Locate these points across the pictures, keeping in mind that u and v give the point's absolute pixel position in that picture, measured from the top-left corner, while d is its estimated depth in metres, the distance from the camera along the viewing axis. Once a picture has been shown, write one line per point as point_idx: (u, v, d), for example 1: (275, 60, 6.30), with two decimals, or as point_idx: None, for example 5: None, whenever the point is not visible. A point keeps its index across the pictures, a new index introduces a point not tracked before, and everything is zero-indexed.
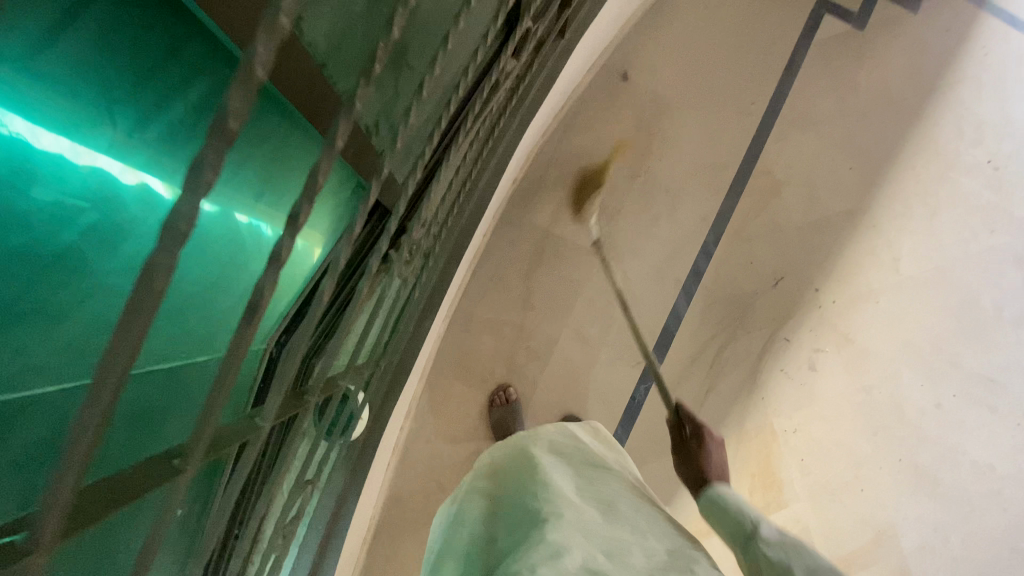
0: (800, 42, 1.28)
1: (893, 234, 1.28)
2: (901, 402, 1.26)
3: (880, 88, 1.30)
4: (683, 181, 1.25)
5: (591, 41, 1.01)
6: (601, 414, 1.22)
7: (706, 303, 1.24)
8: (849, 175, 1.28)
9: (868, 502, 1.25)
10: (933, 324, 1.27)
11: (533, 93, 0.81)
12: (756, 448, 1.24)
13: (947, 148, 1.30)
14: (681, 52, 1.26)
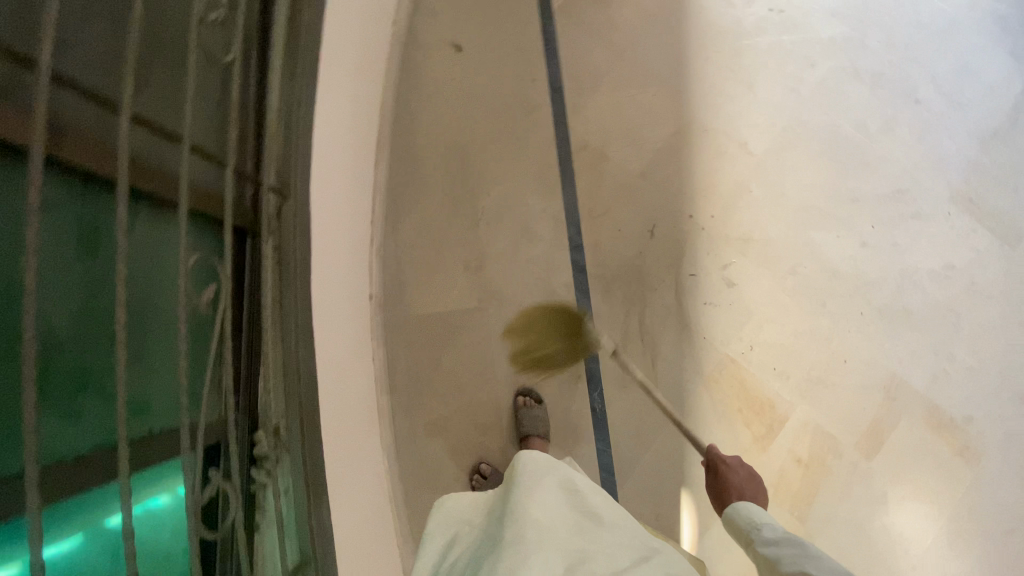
0: (543, 18, 1.30)
1: (728, 124, 1.27)
2: (832, 260, 1.24)
3: (636, 10, 1.31)
4: (518, 198, 1.26)
5: (348, 154, 1.03)
6: (575, 442, 1.22)
7: (606, 289, 1.24)
8: (657, 100, 1.28)
9: (859, 367, 1.22)
10: (815, 176, 1.26)
11: (298, 247, 0.81)
12: (730, 385, 1.22)
13: (728, 20, 1.30)
14: (446, 91, 1.28)
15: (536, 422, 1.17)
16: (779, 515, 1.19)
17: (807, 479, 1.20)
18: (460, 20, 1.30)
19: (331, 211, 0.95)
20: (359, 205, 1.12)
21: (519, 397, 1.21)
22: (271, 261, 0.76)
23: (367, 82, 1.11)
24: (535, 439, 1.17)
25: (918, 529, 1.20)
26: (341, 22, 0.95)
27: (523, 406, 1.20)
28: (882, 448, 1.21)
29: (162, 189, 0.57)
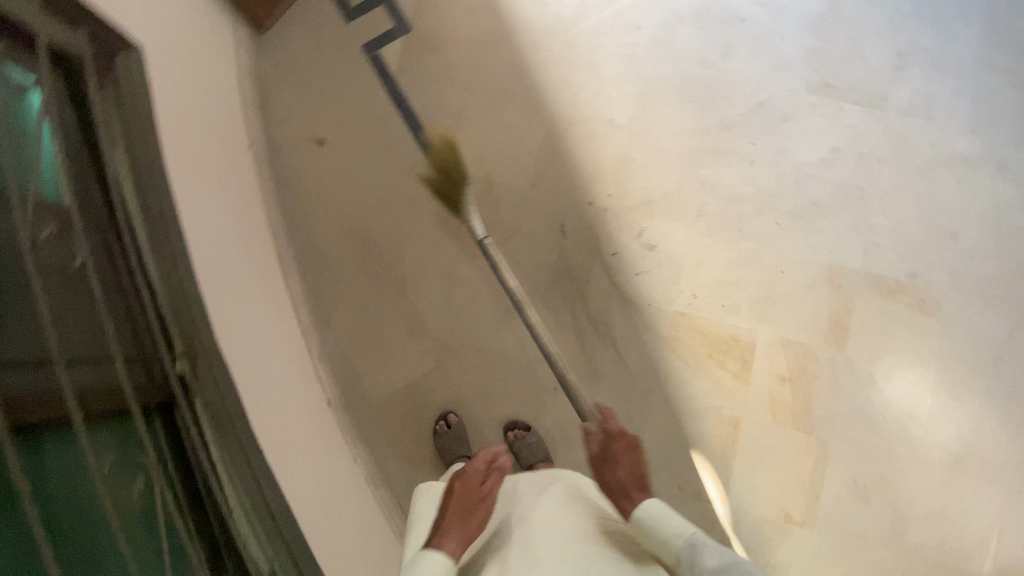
0: (386, 82, 1.35)
1: (588, 108, 1.33)
2: (731, 187, 1.29)
3: (466, 42, 1.36)
4: (430, 252, 1.29)
5: (245, 284, 1.05)
6: (576, 451, 1.22)
7: (543, 299, 1.27)
8: (517, 113, 1.33)
9: (796, 272, 1.26)
10: (684, 120, 1.32)
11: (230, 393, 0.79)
12: (691, 336, 1.25)
13: (549, 18, 1.37)
14: (325, 183, 1.31)
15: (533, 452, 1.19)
16: (787, 435, 1.21)
17: (796, 391, 1.23)
18: (312, 115, 1.34)
19: (247, 345, 0.96)
20: (279, 324, 1.13)
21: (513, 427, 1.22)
22: (206, 417, 0.76)
23: (240, 210, 1.14)
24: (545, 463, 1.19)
25: (914, 392, 1.23)
26: (187, 171, 0.97)
27: (516, 439, 1.21)
28: (849, 334, 1.25)
29: (42, 415, 0.57)
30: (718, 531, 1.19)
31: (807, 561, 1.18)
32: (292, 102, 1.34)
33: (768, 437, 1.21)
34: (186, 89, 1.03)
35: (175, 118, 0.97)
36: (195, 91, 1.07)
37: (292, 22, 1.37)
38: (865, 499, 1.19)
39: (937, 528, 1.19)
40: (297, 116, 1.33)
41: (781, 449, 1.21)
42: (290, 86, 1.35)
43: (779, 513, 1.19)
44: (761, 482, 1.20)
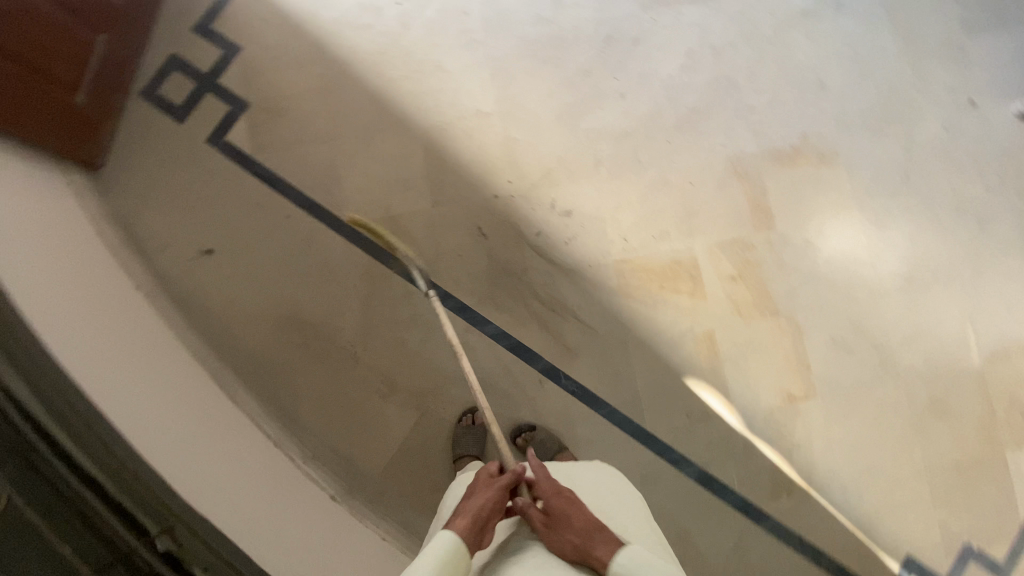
0: (247, 165, 1.28)
1: (452, 108, 1.31)
2: (613, 126, 1.31)
3: (308, 94, 1.31)
4: (365, 308, 1.25)
5: (188, 431, 1.01)
6: (584, 427, 1.23)
7: (492, 304, 1.26)
8: (388, 141, 1.30)
9: (704, 178, 1.30)
10: (545, 82, 1.32)
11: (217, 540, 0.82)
12: (639, 277, 1.27)
13: (377, 37, 1.33)
14: (231, 289, 1.24)
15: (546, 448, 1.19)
16: (759, 325, 1.26)
17: (750, 283, 1.27)
18: (189, 228, 1.26)
19: (215, 491, 0.92)
20: (243, 451, 1.09)
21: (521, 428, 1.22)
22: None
23: (154, 360, 1.08)
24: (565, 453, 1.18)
25: (850, 237, 1.29)
26: (82, 356, 0.91)
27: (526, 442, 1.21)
28: (773, 211, 1.29)
29: None
30: (738, 438, 1.23)
31: (822, 426, 1.24)
32: (163, 224, 1.26)
33: (744, 334, 1.26)
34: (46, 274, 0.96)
35: (44, 310, 0.90)
36: (57, 271, 1.00)
37: (126, 146, 1.29)
38: (848, 349, 1.26)
39: (917, 345, 1.27)
40: (176, 235, 1.26)
41: (760, 340, 1.26)
42: (154, 209, 1.27)
43: (782, 396, 1.24)
44: (756, 377, 1.24)
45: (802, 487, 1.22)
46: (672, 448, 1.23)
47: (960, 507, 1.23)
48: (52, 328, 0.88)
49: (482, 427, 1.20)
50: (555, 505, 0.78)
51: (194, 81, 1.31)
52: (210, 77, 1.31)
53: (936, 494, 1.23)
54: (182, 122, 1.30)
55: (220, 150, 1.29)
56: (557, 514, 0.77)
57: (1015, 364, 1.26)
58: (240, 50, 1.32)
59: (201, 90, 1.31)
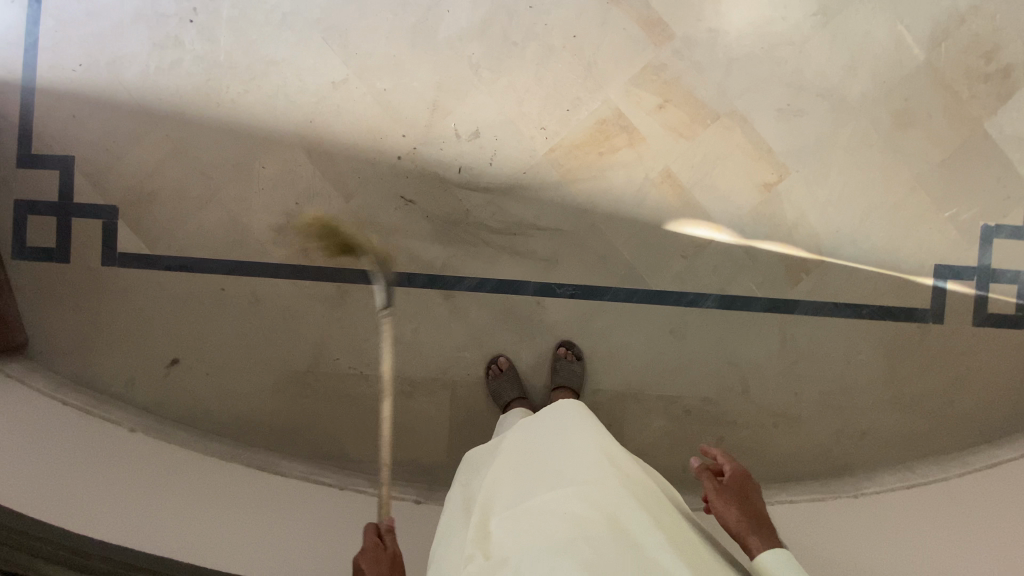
0: (155, 264, 1.21)
1: (308, 97, 1.20)
2: (470, 23, 1.19)
3: (165, 164, 1.20)
4: (344, 329, 1.21)
5: (246, 512, 1.05)
6: (599, 319, 1.23)
7: (456, 259, 1.21)
8: (269, 164, 1.20)
9: (584, 24, 1.19)
10: (380, 17, 1.19)
11: None
12: (574, 155, 1.21)
13: (192, 69, 1.19)
14: (216, 379, 1.21)
15: (573, 377, 1.19)
16: (707, 138, 1.21)
17: (679, 102, 1.20)
18: (144, 349, 1.21)
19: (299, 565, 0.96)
20: (313, 507, 1.10)
21: (560, 351, 1.21)
22: None
23: (182, 474, 1.09)
24: (562, 393, 1.17)
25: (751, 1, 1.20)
26: (131, 520, 0.97)
27: (564, 359, 1.21)
28: (666, 19, 1.20)
29: None
30: (739, 250, 1.22)
31: (809, 195, 1.22)
32: (119, 359, 1.21)
33: (698, 153, 1.21)
34: (63, 453, 1.03)
35: (71, 507, 0.95)
36: (72, 441, 1.06)
37: (35, 311, 1.21)
38: (798, 113, 1.21)
39: (860, 72, 1.21)
40: (137, 362, 1.21)
41: (714, 150, 1.21)
42: (102, 351, 1.21)
43: (760, 189, 1.21)
44: (728, 186, 1.21)
45: (817, 260, 1.22)
46: (685, 292, 1.22)
47: (964, 197, 1.23)
48: (89, 518, 0.94)
49: (512, 370, 1.21)
50: (735, 484, 0.82)
51: (52, 214, 1.20)
52: (63, 203, 1.20)
53: (937, 197, 1.23)
54: (71, 261, 1.21)
55: (122, 265, 1.21)
56: (733, 490, 0.81)
57: (960, 37, 1.21)
58: (73, 159, 1.20)
59: (64, 219, 1.20)
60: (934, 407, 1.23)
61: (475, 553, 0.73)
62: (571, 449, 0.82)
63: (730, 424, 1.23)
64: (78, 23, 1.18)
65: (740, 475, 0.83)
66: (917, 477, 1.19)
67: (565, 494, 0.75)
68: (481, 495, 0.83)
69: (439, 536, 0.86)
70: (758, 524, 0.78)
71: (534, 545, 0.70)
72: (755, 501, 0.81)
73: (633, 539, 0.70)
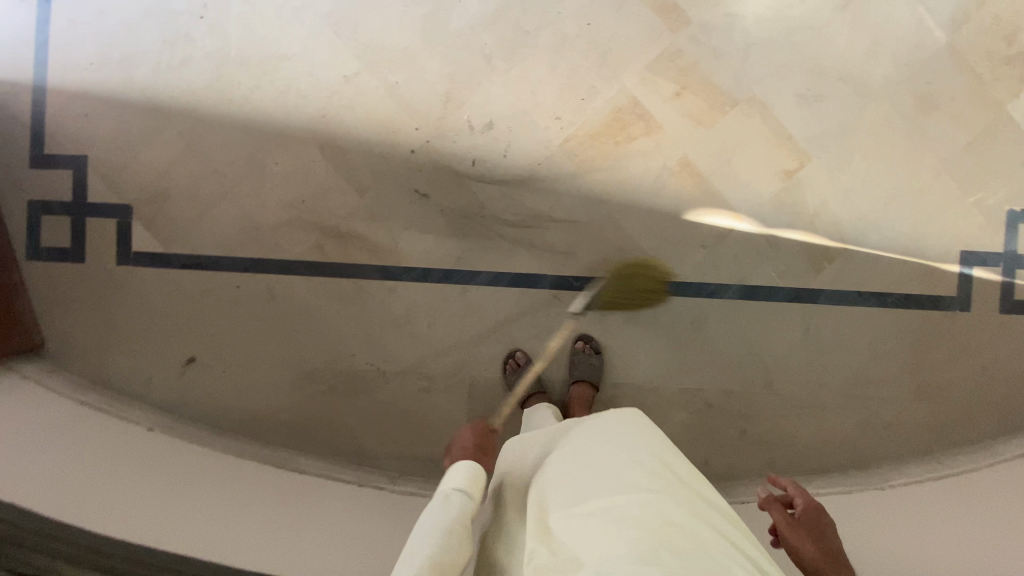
0: (170, 262, 1.20)
1: (320, 91, 1.18)
2: (482, 13, 1.17)
3: (178, 161, 1.19)
4: (360, 325, 1.20)
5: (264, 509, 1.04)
6: (617, 311, 1.21)
7: (472, 253, 1.20)
8: (282, 159, 1.19)
9: (598, 12, 1.17)
10: (390, 8, 1.17)
11: None
12: (590, 145, 1.19)
13: (203, 65, 1.18)
14: (234, 378, 1.20)
15: (590, 371, 1.18)
16: (725, 125, 1.18)
17: (696, 89, 1.18)
18: (161, 347, 1.21)
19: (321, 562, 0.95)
20: (332, 504, 1.08)
21: (578, 344, 1.20)
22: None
23: (200, 472, 1.08)
24: (580, 387, 1.17)
25: None
26: (147, 515, 0.97)
27: (582, 353, 1.19)
28: (682, 5, 1.17)
29: None
30: (760, 239, 1.19)
31: (831, 182, 1.19)
32: (136, 358, 1.21)
33: (716, 141, 1.18)
34: (80, 452, 1.03)
35: (86, 501, 0.95)
36: (89, 438, 1.07)
37: (51, 311, 1.21)
38: (819, 98, 1.19)
39: (882, 55, 1.18)
40: (153, 361, 1.21)
41: (733, 137, 1.18)
42: (119, 351, 1.21)
43: (780, 177, 1.19)
44: (748, 174, 1.19)
45: (840, 248, 1.19)
46: (705, 283, 1.20)
47: (991, 181, 1.20)
48: (104, 512, 0.94)
49: (530, 364, 1.19)
50: (810, 520, 0.80)
51: (66, 215, 1.20)
52: (76, 203, 1.19)
53: (963, 182, 1.20)
54: (86, 260, 1.20)
55: (137, 264, 1.20)
56: (807, 525, 0.79)
57: (985, 16, 1.18)
58: (86, 158, 1.19)
59: (79, 218, 1.20)
60: (963, 396, 1.21)
61: (538, 548, 0.71)
62: (628, 454, 0.80)
63: (754, 416, 1.21)
64: (89, 21, 1.18)
65: (816, 510, 0.82)
66: (946, 467, 1.16)
67: (626, 496, 0.72)
68: (536, 493, 0.80)
69: (490, 531, 0.84)
70: (835, 563, 0.75)
71: (599, 544, 0.67)
72: (830, 538, 0.79)
73: (701, 545, 0.67)
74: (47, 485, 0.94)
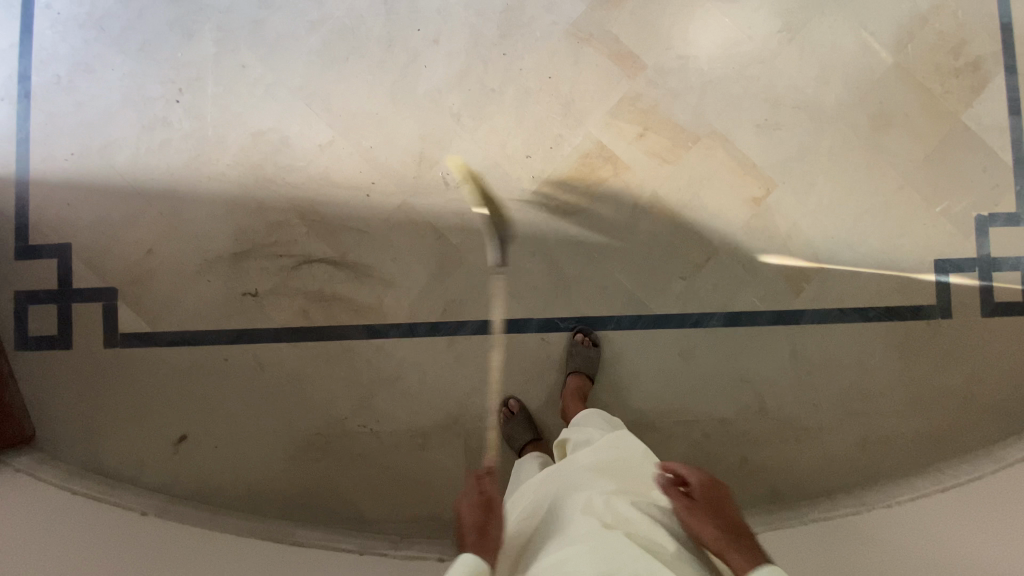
0: (157, 340, 1.20)
1: (296, 162, 1.22)
2: (447, 75, 1.22)
3: (160, 240, 1.21)
4: (351, 386, 1.20)
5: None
6: (606, 349, 1.21)
7: (456, 305, 1.21)
8: (263, 230, 1.21)
9: (556, 65, 1.22)
10: (359, 77, 1.22)
11: None
12: (562, 191, 1.22)
13: (181, 145, 1.22)
14: (226, 452, 1.19)
15: (591, 365, 1.17)
16: (689, 160, 1.22)
17: (658, 128, 1.22)
18: (151, 427, 1.20)
19: None
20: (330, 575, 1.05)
21: (579, 336, 1.19)
22: None
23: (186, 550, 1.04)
24: (576, 377, 1.16)
25: (717, 26, 1.23)
26: None
27: (582, 345, 1.18)
28: (636, 52, 1.23)
29: None
30: (737, 266, 1.21)
31: (799, 205, 1.22)
32: (127, 441, 1.20)
33: (683, 175, 1.22)
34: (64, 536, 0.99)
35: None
36: (81, 521, 1.04)
37: (41, 400, 1.20)
38: (776, 126, 1.23)
39: (832, 81, 1.24)
40: (145, 443, 1.20)
41: (699, 170, 1.22)
42: (109, 435, 1.20)
43: (749, 205, 1.22)
44: (717, 204, 1.22)
45: (816, 267, 1.22)
46: (689, 313, 1.21)
47: (954, 191, 1.23)
48: None
49: (523, 412, 1.18)
50: (706, 495, 0.78)
51: (52, 302, 1.20)
52: (62, 289, 1.20)
53: (927, 194, 1.23)
54: (74, 345, 1.20)
55: (124, 345, 1.20)
56: (705, 504, 0.77)
57: (925, 37, 1.24)
58: (68, 244, 1.21)
59: (65, 304, 1.20)
60: (956, 405, 1.21)
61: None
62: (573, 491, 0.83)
63: (752, 443, 1.20)
64: (68, 114, 1.22)
65: (718, 488, 0.79)
66: (952, 477, 1.14)
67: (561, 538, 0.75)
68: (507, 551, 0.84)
69: None
70: (734, 538, 0.73)
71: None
72: (729, 513, 0.76)
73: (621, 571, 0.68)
74: (45, 564, 0.92)
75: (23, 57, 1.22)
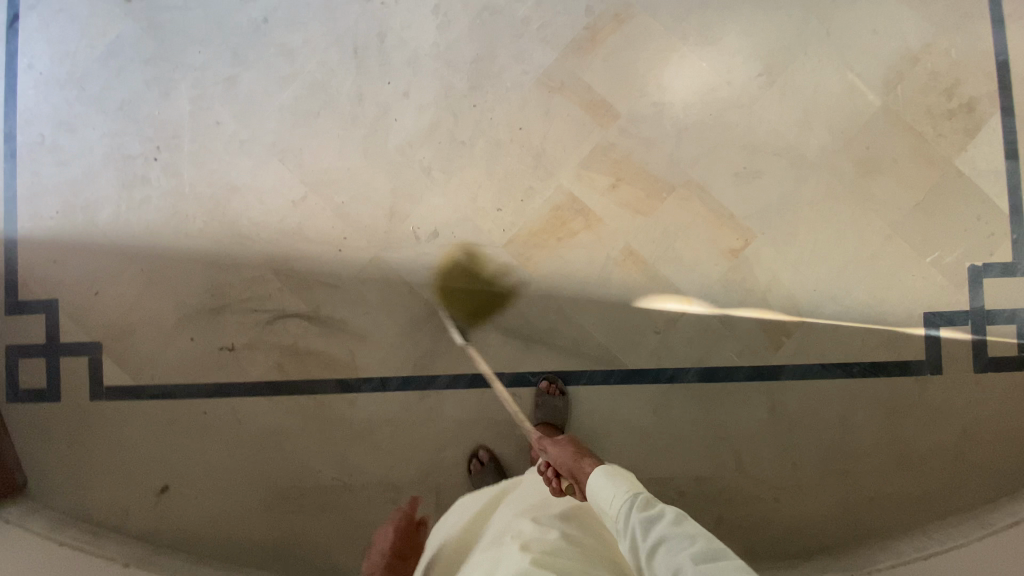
0: (140, 394, 1.24)
1: (270, 217, 1.23)
2: (417, 128, 1.22)
3: (141, 296, 1.24)
4: (325, 440, 1.22)
5: None
6: (578, 404, 1.20)
7: (428, 359, 1.21)
8: (240, 286, 1.23)
9: (526, 116, 1.21)
10: (331, 132, 1.23)
11: None
12: (533, 244, 1.21)
13: (159, 203, 1.24)
14: (206, 503, 1.22)
15: (557, 414, 1.18)
16: (663, 211, 1.19)
17: (631, 179, 1.20)
18: (135, 479, 1.24)
19: None
20: None
21: (544, 385, 1.19)
22: None
23: None
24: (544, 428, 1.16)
25: (693, 71, 1.20)
26: None
27: (548, 395, 1.19)
28: (609, 100, 1.20)
29: None
30: (713, 320, 1.18)
31: (779, 257, 1.18)
32: (113, 492, 1.24)
33: (658, 228, 1.19)
34: None
35: None
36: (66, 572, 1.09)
37: (33, 451, 1.25)
38: (755, 174, 1.19)
39: (814, 126, 1.19)
40: (129, 493, 1.23)
41: (674, 222, 1.19)
42: (96, 485, 1.24)
43: (726, 256, 1.19)
44: (693, 257, 1.19)
45: (797, 321, 1.18)
46: (663, 368, 1.19)
47: (946, 240, 1.17)
48: None
49: (493, 462, 1.18)
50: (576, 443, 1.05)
51: (42, 356, 1.25)
52: (50, 345, 1.25)
53: (917, 243, 1.18)
54: (63, 398, 1.25)
55: (109, 398, 1.24)
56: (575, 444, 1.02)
57: (915, 77, 1.18)
58: (55, 301, 1.25)
59: (53, 359, 1.25)
60: (944, 464, 1.16)
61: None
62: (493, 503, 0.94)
63: (728, 501, 1.18)
64: (53, 174, 1.25)
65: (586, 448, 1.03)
66: (938, 542, 1.09)
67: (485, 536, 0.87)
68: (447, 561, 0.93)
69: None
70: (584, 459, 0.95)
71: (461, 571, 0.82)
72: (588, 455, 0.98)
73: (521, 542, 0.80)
74: None
75: (9, 118, 1.26)
